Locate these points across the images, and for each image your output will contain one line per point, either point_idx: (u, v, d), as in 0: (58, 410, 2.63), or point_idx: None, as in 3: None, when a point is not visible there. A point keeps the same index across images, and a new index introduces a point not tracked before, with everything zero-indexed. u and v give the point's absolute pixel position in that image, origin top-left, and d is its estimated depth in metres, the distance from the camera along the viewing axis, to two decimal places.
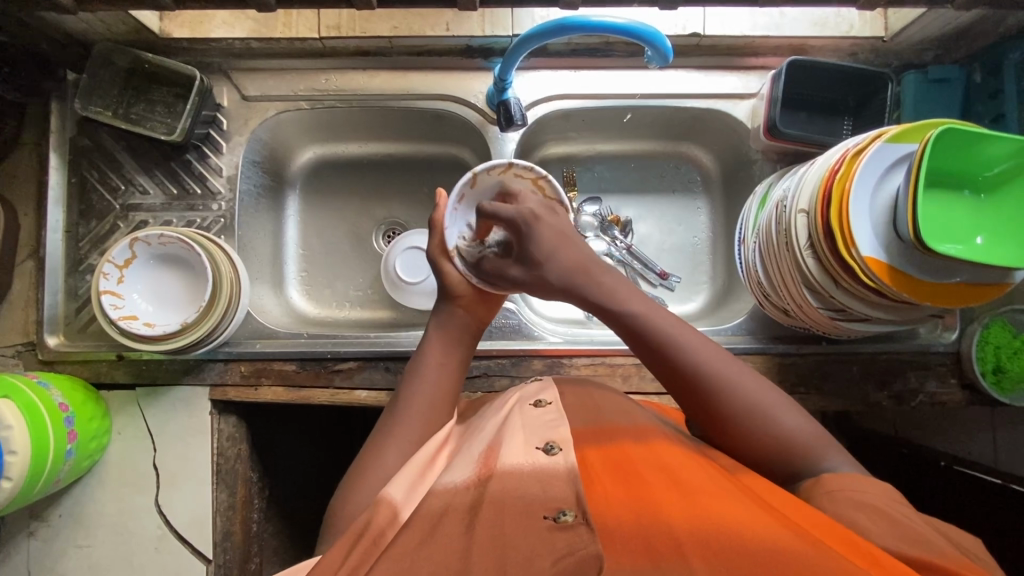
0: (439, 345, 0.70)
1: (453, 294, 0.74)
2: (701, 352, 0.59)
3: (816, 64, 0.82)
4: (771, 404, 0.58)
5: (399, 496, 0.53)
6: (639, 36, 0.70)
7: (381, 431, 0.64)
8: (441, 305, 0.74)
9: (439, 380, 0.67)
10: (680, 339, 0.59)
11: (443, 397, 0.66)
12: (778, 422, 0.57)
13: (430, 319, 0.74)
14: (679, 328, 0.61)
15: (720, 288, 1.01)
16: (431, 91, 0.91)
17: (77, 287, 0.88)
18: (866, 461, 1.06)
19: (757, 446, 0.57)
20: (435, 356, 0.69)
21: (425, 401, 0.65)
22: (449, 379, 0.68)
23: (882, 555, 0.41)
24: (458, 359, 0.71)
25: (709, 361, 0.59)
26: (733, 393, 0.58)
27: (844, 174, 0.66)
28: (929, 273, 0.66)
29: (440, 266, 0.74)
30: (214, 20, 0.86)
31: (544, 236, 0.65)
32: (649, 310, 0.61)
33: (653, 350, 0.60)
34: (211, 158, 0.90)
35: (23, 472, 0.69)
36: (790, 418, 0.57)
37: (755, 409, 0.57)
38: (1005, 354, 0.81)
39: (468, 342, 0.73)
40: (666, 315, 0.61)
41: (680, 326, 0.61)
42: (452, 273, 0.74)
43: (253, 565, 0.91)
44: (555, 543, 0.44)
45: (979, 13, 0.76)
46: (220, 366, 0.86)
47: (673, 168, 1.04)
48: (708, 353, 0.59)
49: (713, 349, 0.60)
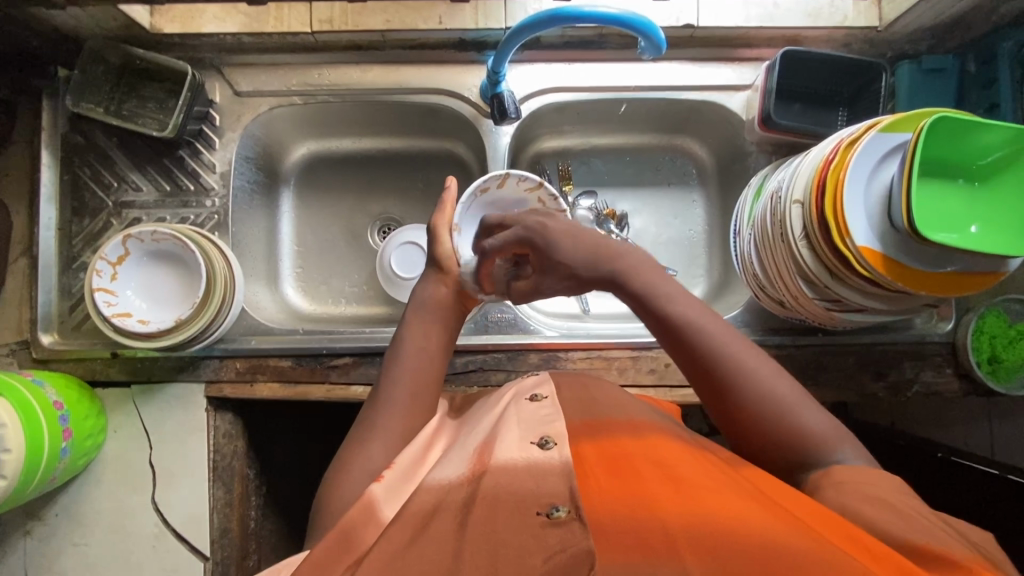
0: (417, 330, 0.70)
1: (441, 263, 0.75)
2: (733, 349, 0.59)
3: (810, 55, 0.82)
4: (802, 406, 0.57)
5: (392, 497, 0.52)
6: (631, 26, 0.70)
7: (364, 422, 0.63)
8: (426, 274, 0.75)
9: (416, 368, 0.66)
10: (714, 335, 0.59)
11: (421, 382, 0.66)
12: (809, 423, 0.56)
13: (410, 301, 0.74)
14: (709, 319, 0.61)
15: (717, 281, 1.01)
16: (425, 85, 0.90)
17: (70, 285, 0.87)
18: (864, 453, 1.07)
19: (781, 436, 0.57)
20: (413, 342, 0.69)
21: (405, 389, 0.65)
22: (430, 366, 0.67)
23: (882, 551, 0.41)
24: (440, 345, 0.70)
25: (739, 356, 0.58)
26: (764, 391, 0.57)
27: (838, 164, 0.66)
28: (923, 262, 0.66)
29: (439, 239, 0.76)
30: (205, 15, 0.85)
31: (560, 242, 0.64)
32: (682, 301, 0.61)
33: (689, 347, 0.60)
34: (203, 155, 0.90)
35: (16, 470, 0.69)
36: (815, 417, 0.57)
37: (784, 409, 0.57)
38: (1000, 344, 0.81)
39: (449, 328, 0.72)
40: (702, 313, 0.61)
41: (721, 328, 0.60)
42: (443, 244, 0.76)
43: (250, 562, 0.91)
44: (547, 540, 0.44)
45: (973, 2, 0.76)
46: (215, 363, 0.86)
47: (669, 161, 1.04)
48: (740, 351, 0.59)
49: (748, 347, 0.60)
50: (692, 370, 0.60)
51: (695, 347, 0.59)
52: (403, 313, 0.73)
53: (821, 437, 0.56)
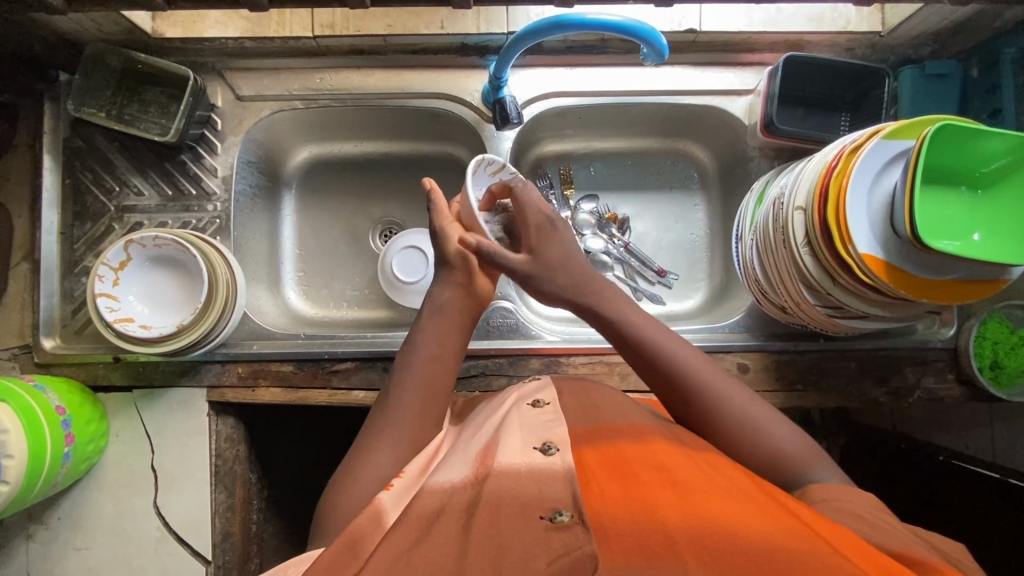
0: (431, 333, 0.67)
1: (455, 265, 0.70)
2: (698, 368, 0.62)
3: (813, 60, 0.82)
4: (770, 423, 0.59)
5: (387, 502, 0.52)
6: (633, 34, 0.69)
7: (368, 429, 0.62)
8: (441, 276, 0.70)
9: (427, 374, 0.65)
10: (676, 354, 0.62)
11: (441, 392, 0.66)
12: (782, 442, 0.58)
13: (425, 302, 0.71)
14: (670, 339, 0.64)
15: (718, 286, 1.00)
16: (428, 90, 0.90)
17: (72, 289, 0.88)
18: (863, 458, 1.07)
19: (764, 452, 0.58)
20: (427, 346, 0.67)
21: (418, 399, 0.64)
22: (443, 371, 0.66)
23: (885, 557, 0.41)
24: (454, 351, 0.68)
25: (703, 374, 0.61)
26: (731, 409, 0.60)
27: (840, 171, 0.66)
28: (926, 269, 0.66)
29: (450, 239, 0.70)
30: (207, 20, 0.86)
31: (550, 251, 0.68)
32: (643, 320, 0.65)
33: (660, 370, 0.62)
34: (205, 159, 0.90)
35: (19, 476, 0.69)
36: (783, 433, 0.59)
37: (754, 426, 0.59)
38: (1002, 350, 0.81)
39: (467, 329, 0.70)
40: (664, 333, 0.64)
41: (693, 355, 0.63)
42: (451, 244, 0.70)
43: (252, 565, 0.92)
44: (550, 544, 0.43)
45: (975, 7, 0.76)
46: (217, 368, 0.86)
47: (671, 165, 1.04)
48: (704, 371, 0.62)
49: (713, 370, 0.62)
50: (664, 391, 0.63)
51: (664, 367, 0.62)
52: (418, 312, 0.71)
53: (801, 455, 0.58)
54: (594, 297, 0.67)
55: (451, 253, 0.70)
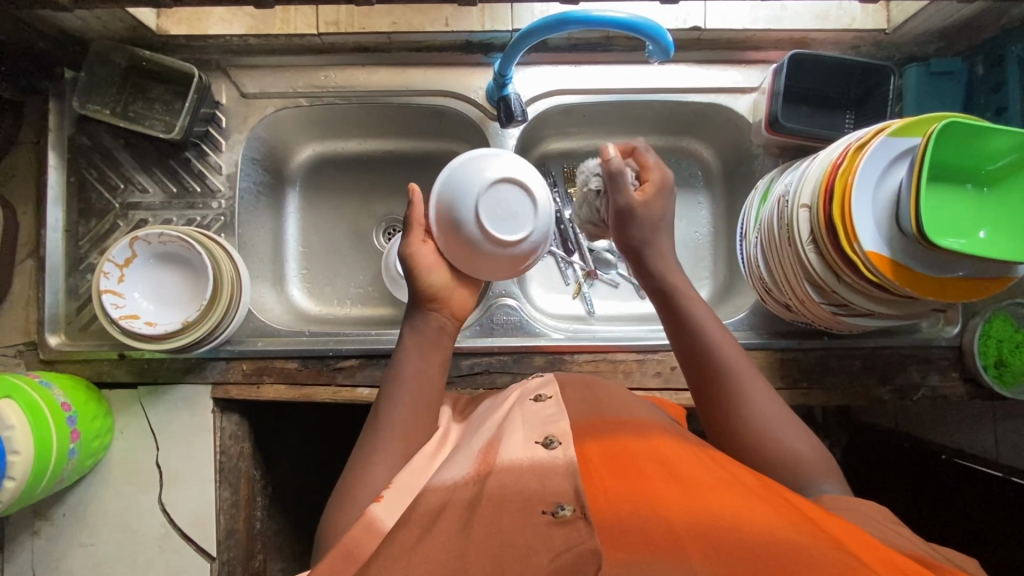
0: (414, 353, 0.67)
1: (432, 294, 0.68)
2: (753, 388, 0.61)
3: (819, 57, 0.82)
4: (806, 450, 0.58)
5: (380, 512, 0.52)
6: (639, 31, 0.69)
7: (363, 445, 0.62)
8: (420, 305, 0.68)
9: (415, 392, 0.65)
10: (738, 368, 0.62)
11: (427, 394, 0.65)
12: (782, 440, 0.58)
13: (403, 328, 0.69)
14: (734, 350, 0.64)
15: (722, 284, 1.00)
16: (432, 87, 0.90)
17: (77, 286, 0.88)
18: (867, 456, 1.07)
19: (774, 451, 0.58)
20: (411, 363, 0.66)
21: (409, 409, 0.64)
22: (429, 383, 0.66)
23: (891, 554, 0.41)
24: (439, 365, 0.68)
25: (756, 395, 0.61)
26: (776, 437, 0.59)
27: (845, 169, 0.66)
28: (932, 267, 0.66)
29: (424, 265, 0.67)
30: (212, 18, 0.86)
31: (648, 221, 0.69)
32: (715, 323, 0.65)
33: (690, 340, 0.64)
34: (210, 156, 0.90)
35: (26, 472, 0.70)
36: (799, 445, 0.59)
37: (792, 454, 0.58)
38: (1006, 349, 0.81)
39: (447, 346, 0.69)
40: (729, 340, 0.64)
41: (710, 319, 0.65)
42: (427, 275, 0.67)
43: (256, 562, 0.92)
44: (553, 540, 0.43)
45: (982, 5, 0.75)
46: (221, 365, 0.86)
47: (674, 163, 1.04)
48: (759, 392, 0.61)
49: (767, 391, 0.61)
50: (676, 344, 0.66)
51: (723, 378, 0.62)
52: (399, 333, 0.69)
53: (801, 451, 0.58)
54: (651, 251, 0.70)
55: (421, 281, 0.67)
